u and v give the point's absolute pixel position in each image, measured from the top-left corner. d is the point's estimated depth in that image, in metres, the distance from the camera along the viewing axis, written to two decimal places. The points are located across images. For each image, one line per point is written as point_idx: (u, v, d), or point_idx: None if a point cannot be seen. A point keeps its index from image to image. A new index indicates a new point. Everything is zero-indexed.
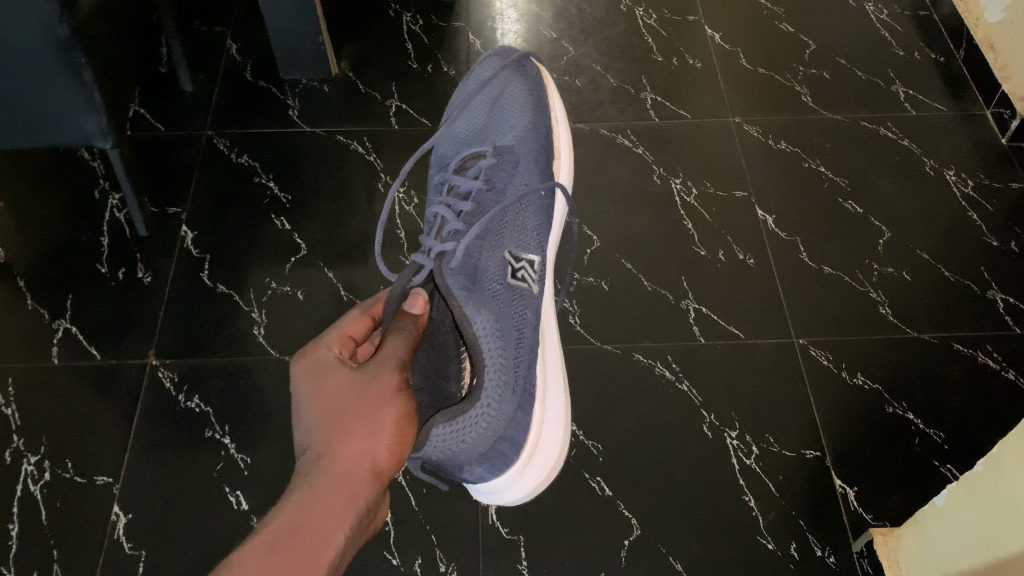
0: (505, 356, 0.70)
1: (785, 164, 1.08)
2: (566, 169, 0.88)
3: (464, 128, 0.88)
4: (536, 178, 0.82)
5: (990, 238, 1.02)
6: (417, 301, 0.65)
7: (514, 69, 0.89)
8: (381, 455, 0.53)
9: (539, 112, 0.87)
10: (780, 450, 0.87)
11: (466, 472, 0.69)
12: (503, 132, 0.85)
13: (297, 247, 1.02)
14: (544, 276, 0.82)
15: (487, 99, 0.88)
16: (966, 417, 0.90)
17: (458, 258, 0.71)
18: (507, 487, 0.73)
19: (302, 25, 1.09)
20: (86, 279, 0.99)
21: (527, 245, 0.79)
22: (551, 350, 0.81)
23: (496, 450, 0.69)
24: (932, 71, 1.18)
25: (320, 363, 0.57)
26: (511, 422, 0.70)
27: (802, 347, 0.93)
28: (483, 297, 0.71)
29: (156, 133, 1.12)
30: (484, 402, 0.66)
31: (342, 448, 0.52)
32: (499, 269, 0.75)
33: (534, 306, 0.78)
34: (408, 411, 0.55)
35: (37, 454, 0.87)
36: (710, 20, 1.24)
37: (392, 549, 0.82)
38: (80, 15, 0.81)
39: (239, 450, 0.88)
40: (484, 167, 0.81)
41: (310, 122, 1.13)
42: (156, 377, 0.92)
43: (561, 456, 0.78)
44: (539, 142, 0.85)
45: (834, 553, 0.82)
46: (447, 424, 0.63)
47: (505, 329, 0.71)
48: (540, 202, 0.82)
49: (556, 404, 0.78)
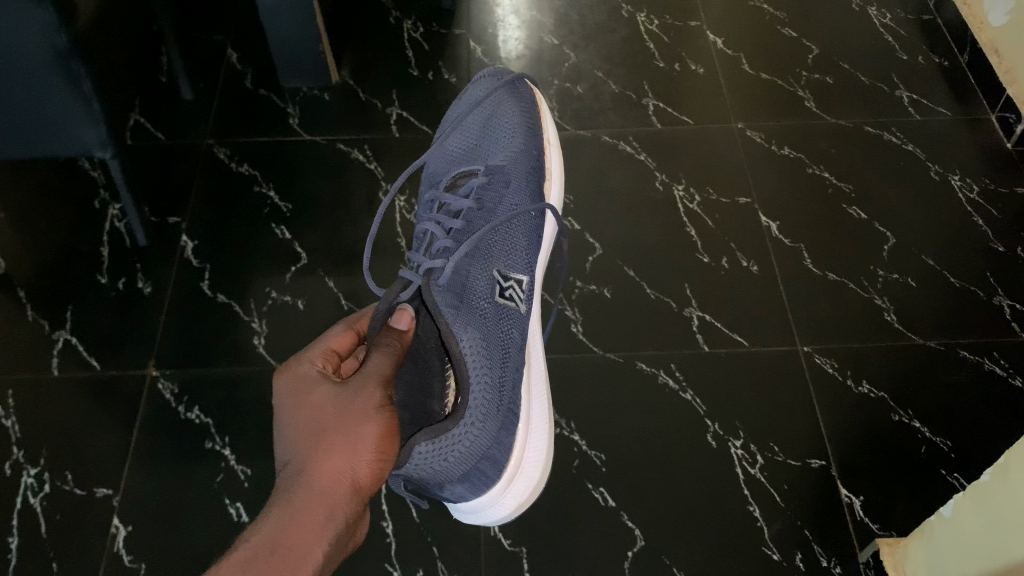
0: (490, 374, 0.69)
1: (788, 170, 1.08)
2: (557, 190, 0.87)
3: (456, 146, 0.88)
4: (527, 198, 0.82)
5: (997, 243, 1.01)
6: (403, 317, 0.65)
7: (508, 89, 0.88)
8: (362, 471, 0.53)
9: (531, 132, 0.86)
10: (785, 459, 0.86)
11: (446, 491, 0.69)
12: (495, 151, 0.84)
13: (297, 255, 1.01)
14: (531, 297, 0.81)
15: (479, 117, 0.88)
16: (976, 425, 0.89)
17: (446, 275, 0.72)
18: (488, 507, 0.72)
19: (302, 33, 1.09)
20: (87, 290, 0.99)
21: (516, 265, 0.78)
22: (536, 374, 0.80)
23: (478, 469, 0.68)
24: (936, 75, 1.17)
25: (303, 379, 0.57)
26: (494, 442, 0.69)
27: (807, 355, 0.92)
28: (471, 314, 0.71)
29: (156, 142, 1.12)
30: (469, 421, 0.66)
31: (322, 465, 0.52)
32: (487, 288, 0.75)
33: (521, 326, 0.77)
34: (389, 427, 0.55)
35: (37, 467, 0.87)
36: (712, 26, 1.24)
37: (393, 562, 0.81)
38: (79, 26, 0.81)
39: (239, 461, 0.87)
40: (475, 186, 0.81)
41: (310, 130, 1.12)
42: (156, 388, 0.91)
43: (543, 476, 0.76)
44: (531, 162, 0.84)
45: (840, 564, 0.81)
46: (430, 442, 0.63)
47: (491, 348, 0.71)
48: (530, 223, 0.81)
49: (540, 425, 0.77)
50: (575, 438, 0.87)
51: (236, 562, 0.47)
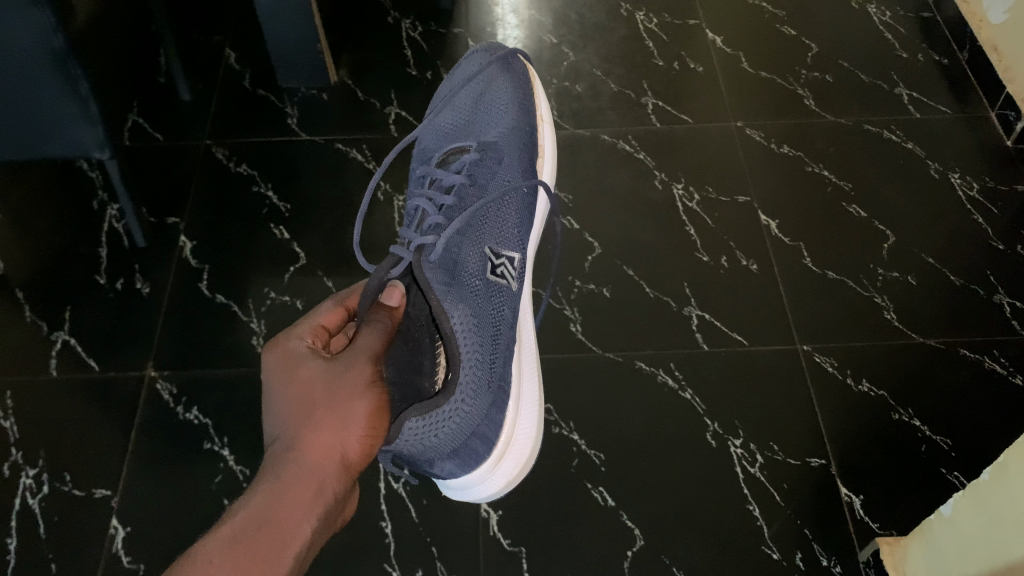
0: (482, 351, 0.70)
1: (787, 168, 1.08)
2: (550, 166, 0.88)
3: (449, 122, 0.87)
4: (519, 175, 0.82)
5: (996, 241, 1.01)
6: (394, 294, 0.65)
7: (501, 66, 0.88)
8: (351, 447, 0.53)
9: (524, 110, 0.86)
10: (785, 458, 0.86)
11: (437, 467, 0.69)
12: (487, 127, 0.84)
13: (296, 256, 1.01)
14: (523, 274, 0.81)
15: (472, 94, 0.88)
16: (976, 423, 0.88)
17: (437, 252, 0.72)
18: (477, 484, 0.73)
19: (300, 33, 1.08)
20: (86, 291, 0.99)
21: (508, 242, 0.78)
22: (527, 350, 0.80)
23: (468, 445, 0.69)
24: (935, 73, 1.17)
25: (292, 354, 0.56)
26: (484, 419, 0.70)
27: (807, 353, 0.92)
28: (463, 291, 0.71)
29: (154, 143, 1.11)
30: (460, 397, 0.66)
31: (311, 441, 0.52)
32: (478, 265, 0.75)
33: (513, 303, 0.77)
34: (379, 405, 0.55)
35: (36, 468, 0.87)
36: (711, 24, 1.24)
37: (392, 561, 0.81)
38: (75, 26, 0.81)
39: (238, 462, 0.87)
40: (467, 162, 0.81)
41: (308, 130, 1.12)
42: (156, 389, 0.91)
43: (533, 455, 0.77)
44: (523, 140, 0.84)
45: (840, 563, 0.81)
46: (421, 418, 0.63)
47: (482, 325, 0.71)
48: (522, 200, 0.81)
49: (530, 401, 0.77)
50: (574, 437, 0.87)
51: (225, 536, 0.47)
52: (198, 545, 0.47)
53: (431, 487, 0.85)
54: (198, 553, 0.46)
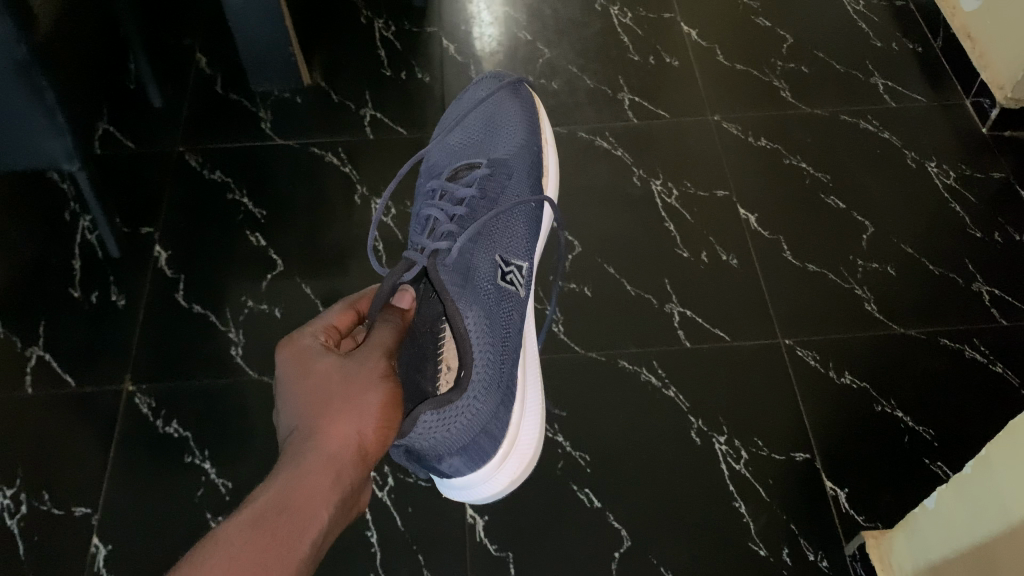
0: (493, 351, 0.70)
1: (765, 161, 1.07)
2: (553, 185, 0.89)
3: (458, 140, 0.88)
4: (528, 191, 0.83)
5: (974, 229, 1.01)
6: (404, 297, 0.65)
7: (510, 91, 0.90)
8: (367, 437, 0.53)
9: (532, 131, 0.88)
10: (769, 453, 0.86)
11: (443, 464, 0.67)
12: (497, 145, 0.85)
13: (273, 263, 1.00)
14: (530, 283, 0.81)
15: (483, 114, 0.88)
16: (959, 411, 0.89)
17: (451, 256, 0.72)
18: (482, 483, 0.71)
19: (269, 36, 1.07)
20: (58, 304, 0.97)
21: (517, 251, 0.79)
22: (531, 358, 0.80)
23: (477, 443, 0.68)
24: (909, 62, 1.17)
25: (306, 349, 0.57)
26: (493, 417, 0.69)
27: (788, 348, 0.92)
28: (475, 294, 0.71)
29: (127, 152, 1.09)
30: (472, 394, 0.67)
31: (328, 430, 0.52)
32: (489, 271, 0.74)
33: (521, 309, 0.77)
34: (393, 397, 0.55)
35: (13, 488, 0.85)
36: (687, 17, 1.23)
37: (379, 571, 0.80)
38: (38, 37, 0.85)
39: (219, 475, 0.86)
40: (479, 176, 0.81)
41: (281, 134, 1.11)
42: (133, 403, 0.90)
43: (536, 455, 0.77)
44: (532, 158, 0.85)
45: (827, 557, 0.81)
46: (434, 412, 0.64)
47: (494, 327, 0.71)
48: (530, 213, 0.82)
49: (534, 405, 0.77)
50: (559, 440, 0.87)
51: (246, 519, 0.47)
52: (218, 526, 0.47)
53: (417, 495, 0.84)
54: (220, 533, 0.46)
